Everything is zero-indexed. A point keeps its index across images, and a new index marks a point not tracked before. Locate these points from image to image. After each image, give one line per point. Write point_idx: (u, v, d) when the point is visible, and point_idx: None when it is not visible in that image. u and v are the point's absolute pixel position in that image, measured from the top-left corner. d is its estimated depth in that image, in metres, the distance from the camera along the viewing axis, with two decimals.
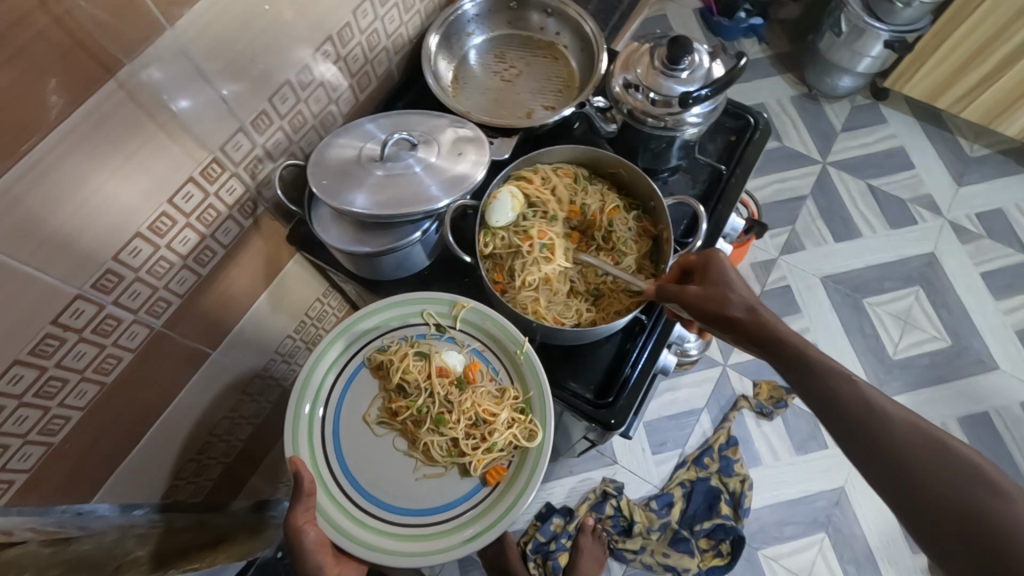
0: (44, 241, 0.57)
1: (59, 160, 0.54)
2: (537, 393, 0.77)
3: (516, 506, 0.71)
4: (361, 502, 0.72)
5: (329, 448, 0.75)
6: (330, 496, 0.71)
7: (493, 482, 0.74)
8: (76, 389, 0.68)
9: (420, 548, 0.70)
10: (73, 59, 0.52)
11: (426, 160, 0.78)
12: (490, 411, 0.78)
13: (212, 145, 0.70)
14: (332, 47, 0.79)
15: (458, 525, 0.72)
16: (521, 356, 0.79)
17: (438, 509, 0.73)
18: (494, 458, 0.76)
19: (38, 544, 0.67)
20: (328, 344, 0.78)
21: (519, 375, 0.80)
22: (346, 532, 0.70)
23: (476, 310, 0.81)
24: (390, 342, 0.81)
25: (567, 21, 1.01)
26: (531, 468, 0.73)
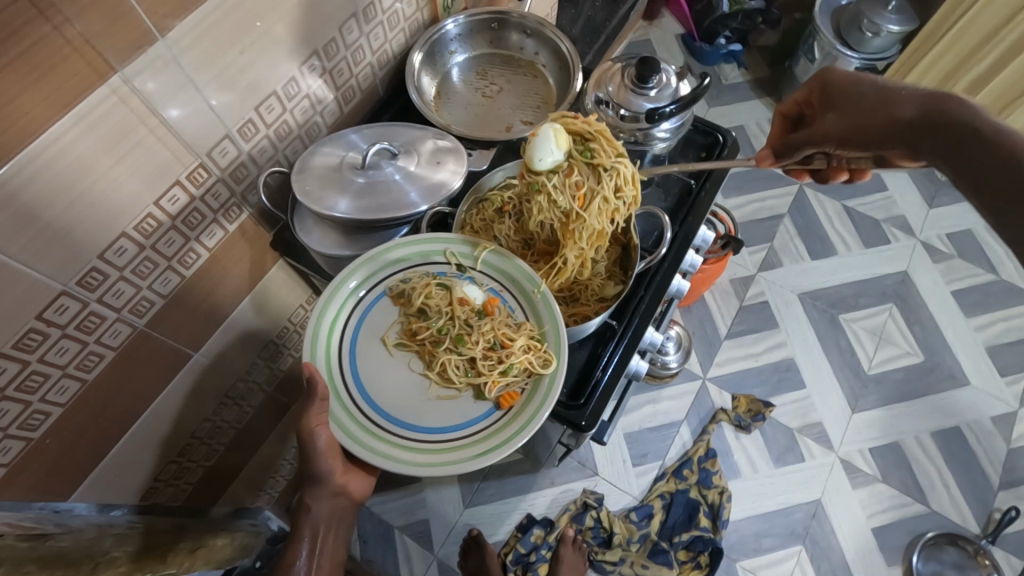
0: (33, 238, 0.59)
1: (51, 159, 0.57)
2: (551, 327, 0.76)
3: (529, 427, 0.69)
4: (372, 415, 0.71)
5: (344, 361, 0.74)
6: (341, 404, 0.71)
7: (506, 407, 0.73)
8: (58, 384, 0.70)
9: (430, 461, 0.68)
10: (69, 65, 0.55)
11: (405, 169, 0.82)
12: (511, 340, 0.78)
13: (199, 150, 0.73)
14: (318, 61, 0.83)
15: (470, 443, 0.70)
16: (537, 296, 0.79)
17: (452, 427, 0.72)
18: (508, 383, 0.75)
19: (14, 538, 0.69)
20: (352, 269, 0.78)
21: (536, 314, 0.79)
22: (354, 438, 0.69)
23: (498, 254, 0.82)
24: (412, 274, 0.81)
25: (545, 41, 1.05)
26: (544, 395, 0.72)
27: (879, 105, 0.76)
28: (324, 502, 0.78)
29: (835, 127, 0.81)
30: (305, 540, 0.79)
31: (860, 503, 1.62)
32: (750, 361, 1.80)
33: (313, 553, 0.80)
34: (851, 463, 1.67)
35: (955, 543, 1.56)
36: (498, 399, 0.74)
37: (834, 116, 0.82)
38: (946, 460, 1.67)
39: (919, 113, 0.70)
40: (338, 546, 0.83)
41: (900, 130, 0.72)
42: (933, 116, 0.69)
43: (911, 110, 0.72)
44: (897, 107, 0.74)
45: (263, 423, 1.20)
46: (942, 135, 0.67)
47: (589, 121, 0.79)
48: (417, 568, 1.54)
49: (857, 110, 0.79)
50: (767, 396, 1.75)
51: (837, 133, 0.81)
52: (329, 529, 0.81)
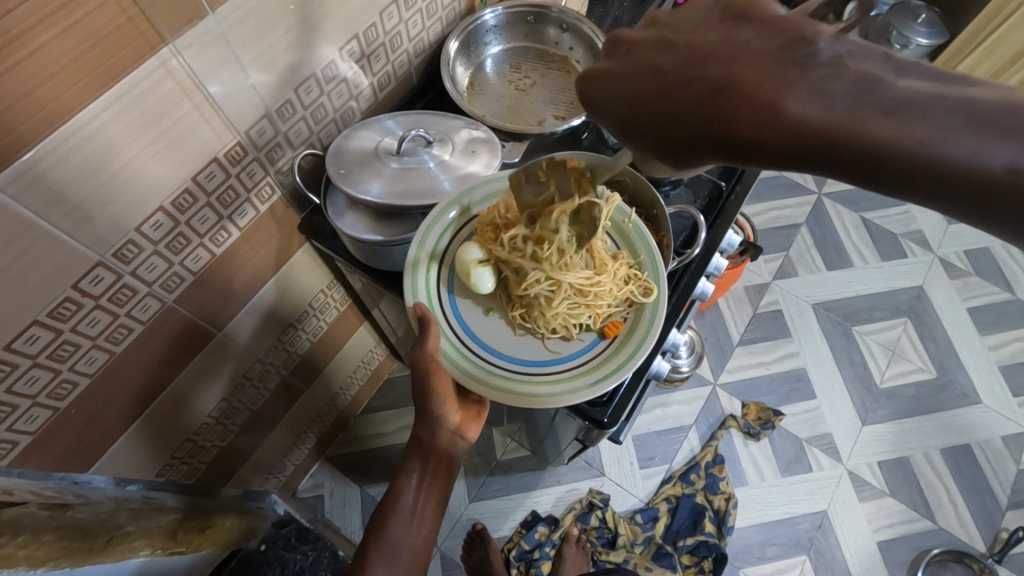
0: (74, 206, 0.59)
1: (97, 129, 0.57)
2: (646, 257, 0.82)
3: (639, 352, 0.74)
4: (482, 354, 0.77)
5: (448, 305, 0.79)
6: (452, 345, 0.76)
7: (612, 336, 0.78)
8: (87, 355, 0.70)
9: (547, 389, 0.73)
10: (122, 36, 0.54)
11: (440, 157, 0.82)
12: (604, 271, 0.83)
13: (238, 128, 0.73)
14: (357, 45, 0.83)
15: (582, 372, 0.75)
16: (627, 226, 0.86)
17: (560, 358, 0.77)
18: (609, 315, 0.80)
19: (38, 507, 0.72)
20: (445, 206, 0.81)
21: (627, 244, 0.86)
22: (470, 375, 0.73)
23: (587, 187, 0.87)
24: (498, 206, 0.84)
25: (581, 37, 1.05)
26: (647, 322, 0.77)
27: (730, 86, 0.38)
28: (437, 436, 0.78)
29: (643, 94, 0.42)
30: (414, 471, 0.80)
31: (866, 516, 1.61)
32: (762, 369, 1.80)
33: (420, 488, 0.80)
34: (859, 476, 1.66)
35: (960, 560, 1.56)
36: (603, 328, 0.79)
37: (640, 74, 0.43)
38: (954, 477, 1.66)
39: (819, 115, 0.35)
40: (444, 488, 0.82)
41: (755, 137, 0.37)
42: (832, 125, 0.35)
43: (805, 105, 0.36)
44: (752, 90, 0.37)
45: (276, 406, 1.20)
46: (838, 162, 0.36)
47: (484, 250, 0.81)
48: None
49: (668, 83, 0.41)
50: (778, 405, 1.75)
51: (637, 114, 0.43)
52: (438, 467, 0.81)
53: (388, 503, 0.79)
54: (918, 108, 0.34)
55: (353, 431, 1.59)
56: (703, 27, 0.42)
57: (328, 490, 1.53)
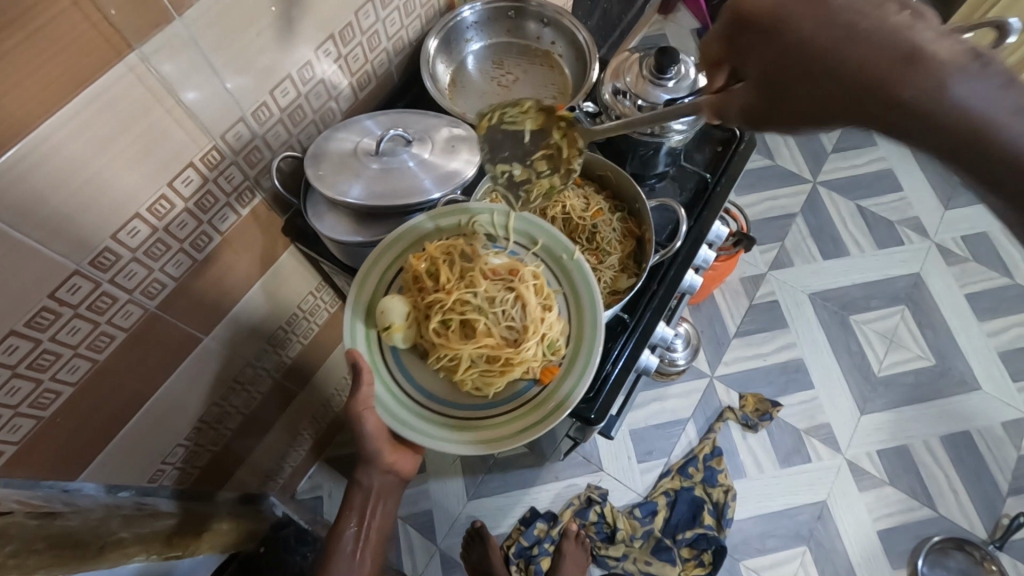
0: (48, 214, 0.59)
1: (67, 136, 0.57)
2: (587, 302, 0.77)
3: (567, 404, 0.72)
4: (420, 399, 0.75)
5: (387, 353, 0.77)
6: (389, 389, 0.74)
7: (545, 382, 0.75)
8: (69, 364, 0.70)
9: (478, 439, 0.72)
10: (88, 42, 0.54)
11: (419, 155, 0.81)
12: (529, 327, 0.78)
13: (213, 133, 0.72)
14: (333, 46, 0.82)
15: (516, 417, 0.73)
16: (569, 263, 0.80)
17: (494, 403, 0.76)
18: (544, 361, 0.77)
19: (24, 516, 0.71)
20: (372, 260, 0.78)
21: (569, 283, 0.80)
22: (402, 422, 0.72)
23: (530, 221, 0.82)
24: (431, 244, 0.80)
25: (562, 31, 1.04)
26: (581, 371, 0.74)
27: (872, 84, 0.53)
28: (374, 477, 0.83)
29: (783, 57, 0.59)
30: (354, 510, 0.85)
31: (866, 506, 1.61)
32: (759, 361, 1.79)
33: (361, 525, 0.86)
34: (857, 465, 1.65)
35: (962, 547, 1.55)
36: (538, 374, 0.76)
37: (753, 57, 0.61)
38: (955, 465, 1.66)
39: (941, 106, 0.52)
40: (386, 521, 0.88)
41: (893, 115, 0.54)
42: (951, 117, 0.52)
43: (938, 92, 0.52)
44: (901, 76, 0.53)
45: (269, 409, 1.20)
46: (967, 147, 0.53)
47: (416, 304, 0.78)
48: (419, 558, 1.55)
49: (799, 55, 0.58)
50: (775, 396, 1.74)
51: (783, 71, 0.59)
52: (378, 502, 0.86)
53: (331, 543, 0.84)
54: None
55: (348, 433, 1.59)
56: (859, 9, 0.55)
57: (327, 491, 1.54)
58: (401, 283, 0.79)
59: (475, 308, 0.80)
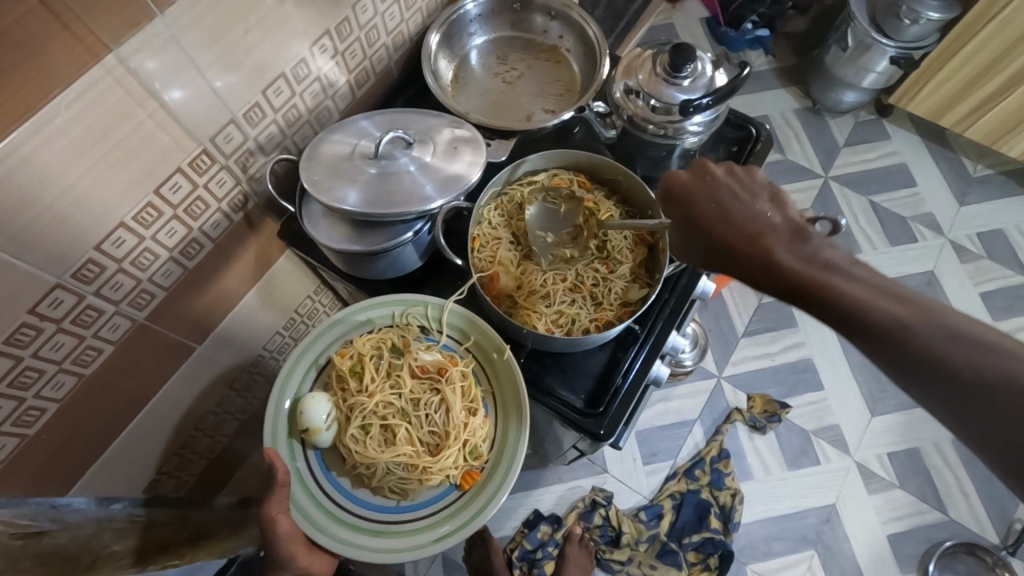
0: (24, 227, 0.55)
1: (42, 144, 0.53)
2: (516, 406, 0.76)
3: (482, 516, 0.71)
4: (339, 501, 0.73)
5: (310, 451, 0.75)
6: (306, 490, 0.72)
7: (465, 487, 0.74)
8: (53, 380, 0.66)
9: (393, 545, 0.70)
10: (61, 42, 0.50)
11: (420, 160, 0.77)
12: (451, 432, 0.77)
13: (202, 136, 0.68)
14: (329, 42, 0.78)
15: (434, 522, 0.73)
16: (501, 361, 0.78)
17: (413, 506, 0.74)
18: (465, 466, 0.76)
19: (7, 537, 0.66)
20: (297, 356, 0.76)
21: (498, 384, 0.79)
22: (319, 527, 0.70)
23: (463, 315, 0.80)
24: (359, 339, 0.79)
25: (570, 24, 0.99)
26: (501, 479, 0.73)
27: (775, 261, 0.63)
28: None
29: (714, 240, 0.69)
30: None
31: (875, 509, 1.58)
32: (768, 361, 1.75)
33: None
34: (867, 468, 1.63)
35: (972, 552, 1.53)
36: (457, 480, 0.75)
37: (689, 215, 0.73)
38: (966, 468, 1.62)
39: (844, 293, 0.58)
40: None
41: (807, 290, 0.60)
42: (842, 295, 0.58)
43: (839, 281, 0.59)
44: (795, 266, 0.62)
45: (267, 414, 1.17)
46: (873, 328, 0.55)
47: (340, 404, 0.77)
48: (420, 561, 1.53)
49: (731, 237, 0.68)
50: (784, 397, 1.71)
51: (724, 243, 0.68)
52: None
53: None
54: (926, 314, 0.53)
55: None
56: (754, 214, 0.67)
57: None
58: (327, 380, 0.79)
59: (398, 410, 0.79)
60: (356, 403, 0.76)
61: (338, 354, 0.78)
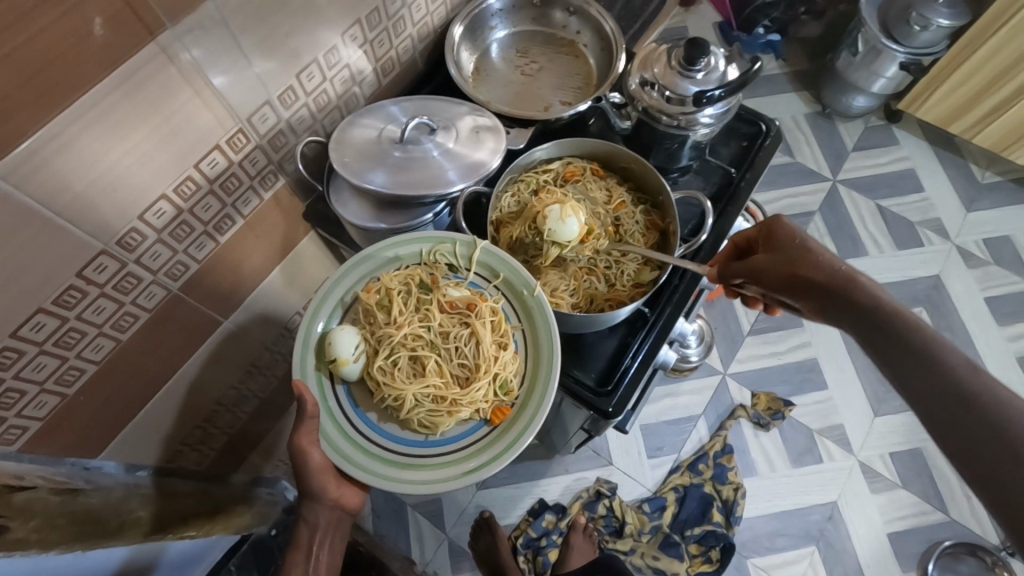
0: (76, 195, 0.59)
1: (98, 115, 0.57)
2: (544, 343, 0.76)
3: (513, 449, 0.70)
4: (368, 435, 0.73)
5: (338, 385, 0.75)
6: (335, 423, 0.72)
7: (496, 423, 0.74)
8: (93, 342, 0.70)
9: (423, 477, 0.70)
10: (121, 20, 0.54)
11: (443, 145, 0.81)
12: (481, 365, 0.76)
13: (240, 115, 0.72)
14: (360, 30, 0.82)
15: (465, 456, 0.72)
16: (529, 298, 0.78)
17: (443, 440, 0.74)
18: (496, 401, 0.75)
19: (47, 492, 0.70)
20: (323, 295, 0.76)
21: (528, 322, 0.78)
22: (346, 457, 0.70)
23: (493, 253, 0.79)
24: (388, 274, 0.79)
25: (588, 20, 1.03)
26: (532, 414, 0.72)
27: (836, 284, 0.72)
28: (319, 512, 0.75)
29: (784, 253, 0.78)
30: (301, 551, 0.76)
31: (878, 508, 1.60)
32: (773, 359, 1.77)
33: (311, 561, 0.76)
34: (870, 467, 1.64)
35: (974, 553, 1.54)
36: (488, 415, 0.75)
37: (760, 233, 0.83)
38: None
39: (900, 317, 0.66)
40: (333, 558, 0.78)
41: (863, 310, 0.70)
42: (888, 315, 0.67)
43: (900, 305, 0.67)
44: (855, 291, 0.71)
45: (284, 395, 1.21)
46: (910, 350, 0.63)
47: (371, 336, 0.77)
48: (427, 546, 1.56)
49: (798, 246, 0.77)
50: (789, 395, 1.73)
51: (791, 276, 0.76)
52: (323, 538, 0.77)
53: None
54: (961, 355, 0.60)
55: None
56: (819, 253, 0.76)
57: None
58: (354, 315, 0.79)
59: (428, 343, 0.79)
60: (386, 336, 0.77)
61: (367, 288, 0.78)
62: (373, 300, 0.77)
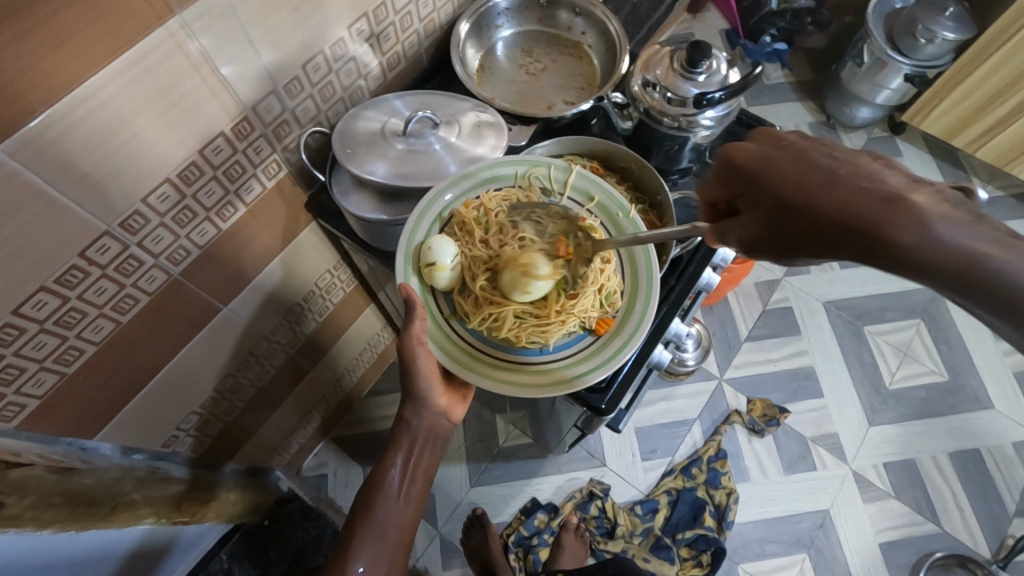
0: (80, 177, 0.60)
1: (105, 99, 0.58)
2: (644, 259, 0.79)
3: (617, 359, 0.74)
4: (471, 341, 0.76)
5: (439, 294, 0.78)
6: (438, 327, 0.76)
7: (600, 333, 0.76)
8: (93, 323, 0.71)
9: (530, 381, 0.73)
10: (131, 6, 0.55)
11: (446, 140, 0.82)
12: (588, 277, 0.77)
13: (245, 104, 0.73)
14: (366, 25, 0.83)
15: (570, 363, 0.75)
16: (625, 219, 0.80)
17: (549, 349, 0.76)
18: (600, 312, 0.78)
19: (44, 470, 0.72)
20: (424, 209, 0.78)
21: (625, 243, 0.81)
22: (453, 358, 0.74)
23: (588, 178, 0.83)
24: (485, 194, 0.81)
25: (593, 21, 1.04)
26: (638, 322, 0.76)
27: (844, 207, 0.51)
28: (423, 418, 0.78)
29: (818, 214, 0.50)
30: (400, 450, 0.79)
31: (869, 517, 1.60)
32: (770, 366, 1.78)
33: (408, 463, 0.79)
34: (863, 476, 1.64)
35: (964, 565, 1.54)
36: (593, 325, 0.77)
37: (794, 161, 0.54)
38: (962, 482, 1.64)
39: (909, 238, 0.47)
40: (430, 466, 0.81)
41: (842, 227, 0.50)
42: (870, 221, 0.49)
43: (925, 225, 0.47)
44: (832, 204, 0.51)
45: (280, 385, 1.21)
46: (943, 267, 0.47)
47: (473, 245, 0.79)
48: (419, 541, 1.56)
49: (850, 197, 0.49)
50: (784, 402, 1.73)
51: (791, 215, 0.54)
52: (424, 444, 0.80)
53: (375, 480, 0.77)
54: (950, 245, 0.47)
55: (356, 414, 1.60)
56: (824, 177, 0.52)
57: (332, 469, 1.55)
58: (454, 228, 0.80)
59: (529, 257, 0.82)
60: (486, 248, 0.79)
61: (464, 204, 0.80)
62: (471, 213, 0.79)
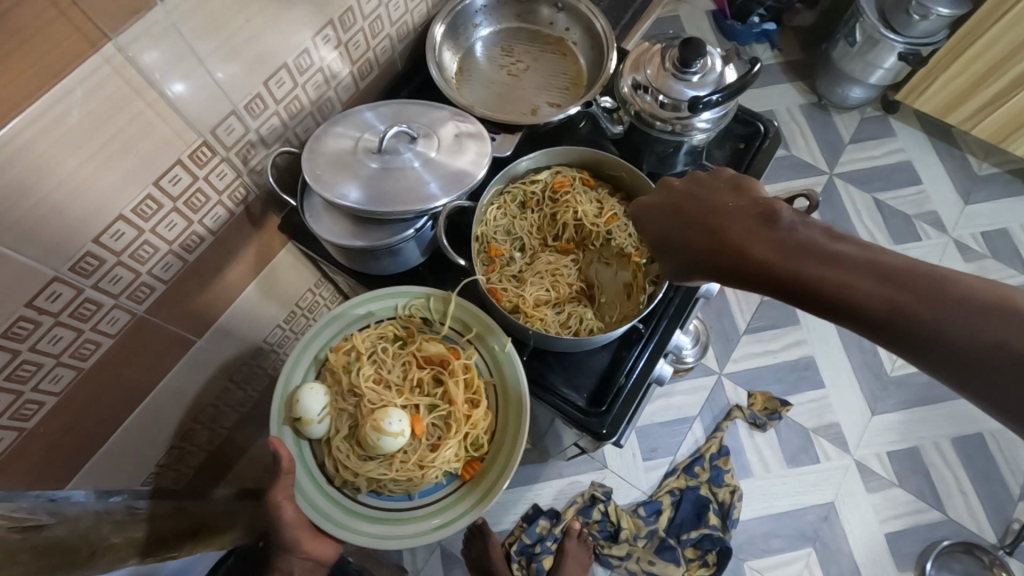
0: (19, 221, 0.54)
1: (40, 134, 0.52)
2: (516, 395, 0.77)
3: (483, 506, 0.73)
4: (335, 488, 0.75)
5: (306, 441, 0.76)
6: (307, 475, 0.74)
7: (468, 478, 0.77)
8: (51, 373, 0.66)
9: (387, 532, 0.72)
10: (58, 32, 0.49)
11: (425, 154, 0.76)
12: (453, 425, 0.78)
13: (202, 127, 0.67)
14: (333, 32, 0.77)
15: (429, 513, 0.74)
16: (500, 352, 0.78)
17: (416, 495, 0.76)
18: (468, 456, 0.78)
19: (5, 529, 0.61)
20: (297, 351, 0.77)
21: (500, 377, 0.80)
22: (319, 510, 0.71)
23: (466, 306, 0.80)
24: (357, 333, 0.80)
25: (577, 17, 0.98)
26: (501, 470, 0.75)
27: (730, 246, 0.57)
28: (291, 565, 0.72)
29: (737, 260, 0.57)
30: None
31: (873, 507, 1.58)
32: (769, 358, 1.75)
33: None
34: (866, 466, 1.62)
35: (971, 551, 1.53)
36: (459, 471, 0.77)
37: (711, 210, 0.61)
38: (965, 468, 1.62)
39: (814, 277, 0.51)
40: None
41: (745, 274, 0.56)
42: (778, 262, 0.53)
43: (772, 252, 0.54)
44: (736, 243, 0.57)
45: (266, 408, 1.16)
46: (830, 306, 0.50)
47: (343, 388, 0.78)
48: (420, 554, 1.53)
49: (729, 241, 0.57)
50: (784, 394, 1.70)
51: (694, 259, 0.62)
52: None
53: None
54: (864, 269, 0.49)
55: None
56: (721, 218, 0.60)
57: None
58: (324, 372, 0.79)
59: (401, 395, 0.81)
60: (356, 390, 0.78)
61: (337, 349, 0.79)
62: (341, 359, 0.78)
